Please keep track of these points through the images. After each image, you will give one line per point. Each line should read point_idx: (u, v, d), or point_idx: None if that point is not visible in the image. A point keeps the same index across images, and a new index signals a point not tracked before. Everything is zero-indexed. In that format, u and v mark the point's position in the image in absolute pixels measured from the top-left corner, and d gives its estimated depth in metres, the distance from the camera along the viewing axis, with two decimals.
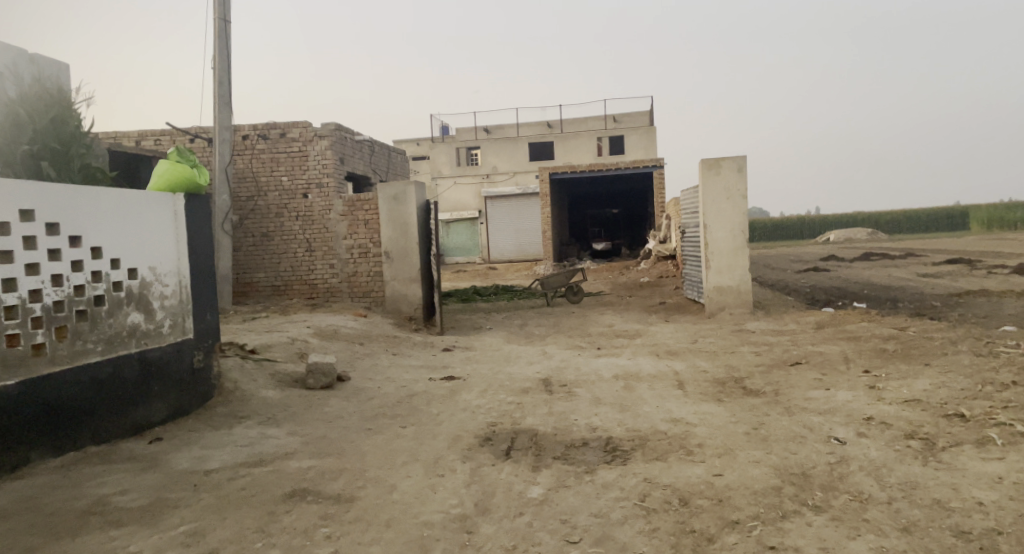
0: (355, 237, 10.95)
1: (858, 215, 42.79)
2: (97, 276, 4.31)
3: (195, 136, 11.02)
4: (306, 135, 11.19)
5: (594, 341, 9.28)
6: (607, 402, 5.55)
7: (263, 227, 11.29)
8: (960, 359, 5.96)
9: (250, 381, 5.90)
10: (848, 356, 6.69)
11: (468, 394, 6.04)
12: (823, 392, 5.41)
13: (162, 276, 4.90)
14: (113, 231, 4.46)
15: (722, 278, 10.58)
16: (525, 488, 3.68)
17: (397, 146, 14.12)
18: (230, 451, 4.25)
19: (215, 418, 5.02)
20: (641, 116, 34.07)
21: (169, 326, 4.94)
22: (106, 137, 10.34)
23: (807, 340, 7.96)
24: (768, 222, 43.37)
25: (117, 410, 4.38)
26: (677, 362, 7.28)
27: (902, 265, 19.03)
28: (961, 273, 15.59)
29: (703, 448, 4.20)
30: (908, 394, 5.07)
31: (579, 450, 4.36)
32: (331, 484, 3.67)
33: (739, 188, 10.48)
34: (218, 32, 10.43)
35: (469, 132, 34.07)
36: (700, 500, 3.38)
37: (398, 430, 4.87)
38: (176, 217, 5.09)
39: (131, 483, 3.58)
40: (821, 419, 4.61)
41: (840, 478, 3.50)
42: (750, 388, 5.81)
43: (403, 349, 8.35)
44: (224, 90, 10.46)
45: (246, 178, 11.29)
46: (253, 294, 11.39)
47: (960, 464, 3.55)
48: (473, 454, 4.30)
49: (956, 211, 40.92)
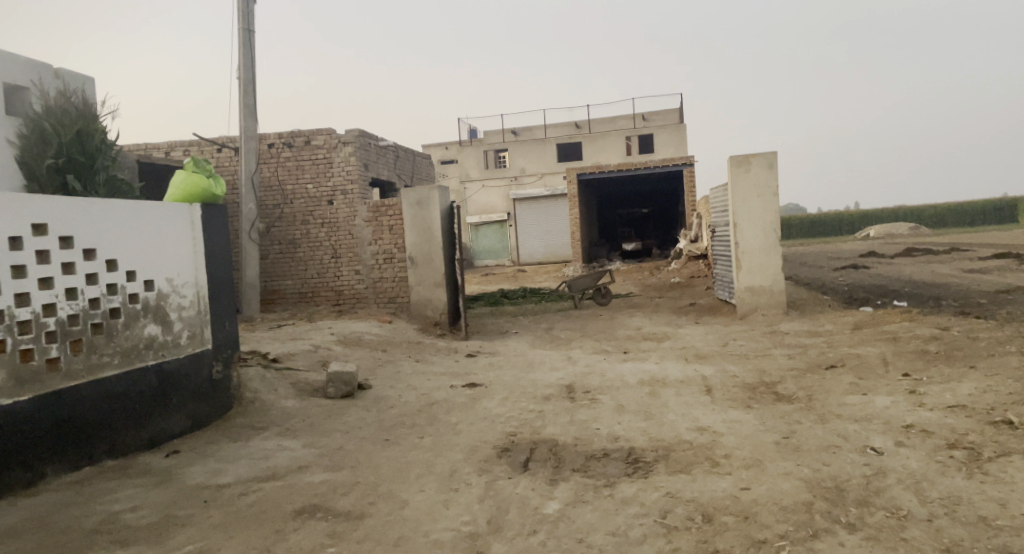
0: (380, 243, 10.93)
1: (899, 210, 41.56)
2: (112, 288, 4.28)
3: (221, 146, 11.14)
4: (330, 142, 11.25)
5: (622, 344, 9.10)
6: (631, 410, 5.37)
7: (290, 234, 11.34)
8: (1008, 361, 5.63)
9: (270, 391, 5.88)
10: (886, 358, 6.39)
11: (489, 402, 5.92)
12: (860, 397, 5.15)
13: (179, 287, 4.88)
14: (128, 243, 4.44)
15: (754, 278, 10.28)
16: (541, 503, 3.54)
17: (422, 151, 14.09)
18: (244, 464, 4.19)
19: (232, 430, 4.99)
20: (671, 113, 33.61)
21: (186, 337, 4.91)
22: (135, 149, 10.50)
23: (843, 342, 7.65)
24: (804, 218, 42.41)
25: (134, 423, 4.36)
26: (706, 366, 7.07)
27: (946, 261, 18.35)
28: (1009, 268, 14.95)
29: (730, 459, 4.01)
30: (951, 399, 4.79)
31: (600, 462, 4.20)
32: (342, 499, 3.58)
33: (770, 185, 10.17)
34: (242, 41, 10.51)
35: (497, 135, 34.04)
36: (725, 517, 3.20)
37: (415, 441, 4.77)
38: (193, 228, 5.06)
39: (142, 499, 3.54)
40: (856, 428, 4.37)
41: (877, 492, 3.28)
42: (782, 394, 5.57)
43: (427, 355, 8.28)
44: (248, 100, 10.55)
45: (272, 186, 11.35)
46: (280, 301, 11.45)
47: (1008, 476, 3.30)
48: (490, 467, 4.17)
49: (1003, 203, 39.42)
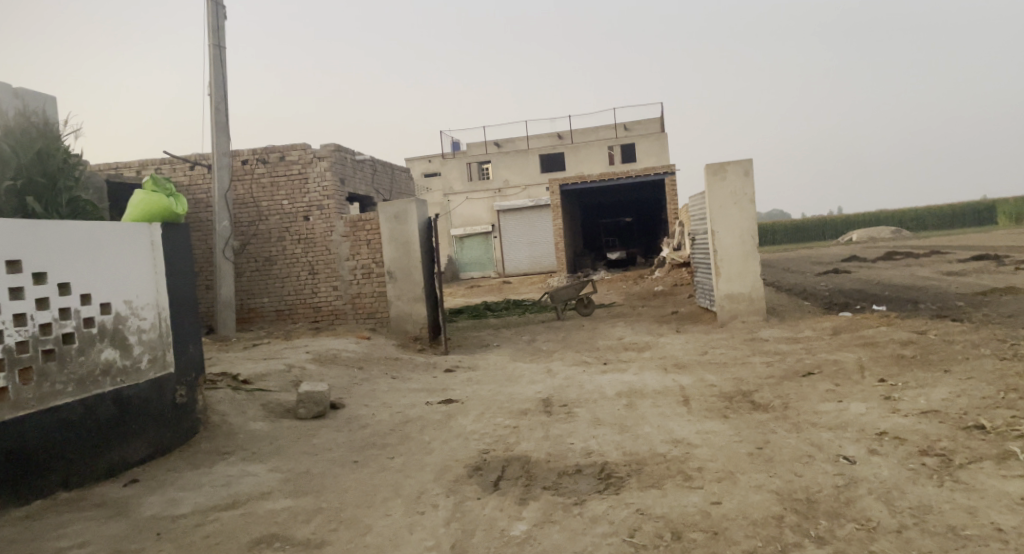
0: (358, 258, 10.82)
1: (880, 213, 41.98)
2: (65, 312, 4.15)
3: (194, 164, 11.04)
4: (305, 157, 11.15)
5: (602, 355, 9.03)
6: (606, 423, 5.30)
7: (266, 251, 11.20)
8: (982, 364, 5.63)
9: (239, 413, 5.74)
10: (863, 364, 6.37)
11: (464, 419, 5.81)
12: (835, 404, 5.11)
13: (139, 309, 4.75)
14: (83, 265, 4.31)
15: (733, 286, 10.26)
16: (508, 524, 3.45)
17: (400, 164, 14.04)
18: (205, 492, 4.07)
19: (197, 455, 4.86)
20: (652, 122, 33.84)
21: (147, 361, 4.78)
22: (106, 168, 10.36)
23: (821, 348, 7.63)
24: (788, 224, 42.72)
25: (91, 452, 4.22)
26: (684, 375, 7.03)
27: (926, 263, 18.50)
28: (987, 270, 15.09)
29: (702, 472, 3.93)
30: (925, 404, 4.75)
31: (571, 478, 4.11)
32: (302, 527, 3.47)
33: (746, 192, 10.18)
34: (213, 57, 10.42)
35: (480, 147, 34.11)
36: (694, 533, 3.13)
37: (385, 461, 4.66)
38: (153, 249, 4.95)
39: (92, 534, 3.41)
40: (830, 436, 4.32)
41: (847, 503, 3.22)
42: (759, 402, 5.52)
43: (405, 371, 8.16)
44: (220, 117, 10.46)
45: (246, 203, 11.23)
46: (257, 319, 11.29)
47: (978, 483, 3.24)
48: (459, 487, 4.07)
49: (983, 205, 39.96)
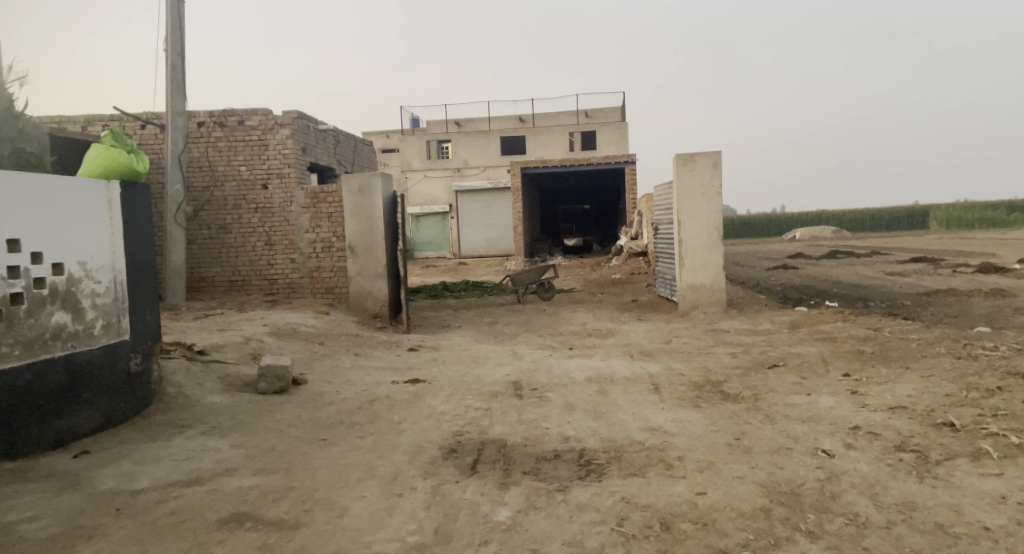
0: (318, 230, 10.45)
1: (823, 214, 43.34)
2: (14, 271, 3.84)
3: (146, 122, 10.48)
4: (266, 122, 10.71)
5: (566, 340, 8.97)
6: (580, 408, 5.23)
7: (220, 219, 10.74)
8: (941, 362, 5.80)
9: (196, 385, 5.46)
10: (826, 358, 6.49)
11: (433, 399, 5.66)
12: (805, 397, 5.19)
13: (93, 272, 4.43)
14: (35, 220, 3.99)
15: (695, 276, 10.36)
16: (491, 510, 3.34)
17: (364, 138, 13.66)
18: (164, 467, 3.84)
19: (152, 428, 4.59)
20: (614, 111, 33.90)
21: (101, 327, 4.47)
22: (48, 120, 9.70)
23: (782, 341, 7.76)
24: (735, 219, 43.77)
25: (37, 421, 3.92)
26: (652, 363, 7.04)
27: (868, 263, 19.16)
28: (927, 272, 15.71)
29: (683, 461, 3.91)
30: (892, 400, 4.86)
31: (551, 464, 4.04)
32: (275, 507, 3.30)
33: (714, 185, 10.26)
34: (171, 10, 9.84)
35: (440, 125, 33.57)
36: (684, 524, 3.09)
37: (355, 440, 4.48)
38: (111, 208, 4.61)
39: (44, 507, 3.16)
40: (805, 429, 4.36)
41: (833, 498, 3.27)
42: (729, 393, 5.56)
43: (367, 348, 7.94)
44: (176, 74, 9.92)
45: (201, 167, 10.72)
46: (208, 289, 10.83)
47: (958, 481, 3.34)
48: (436, 469, 3.94)
49: (917, 210, 41.77)
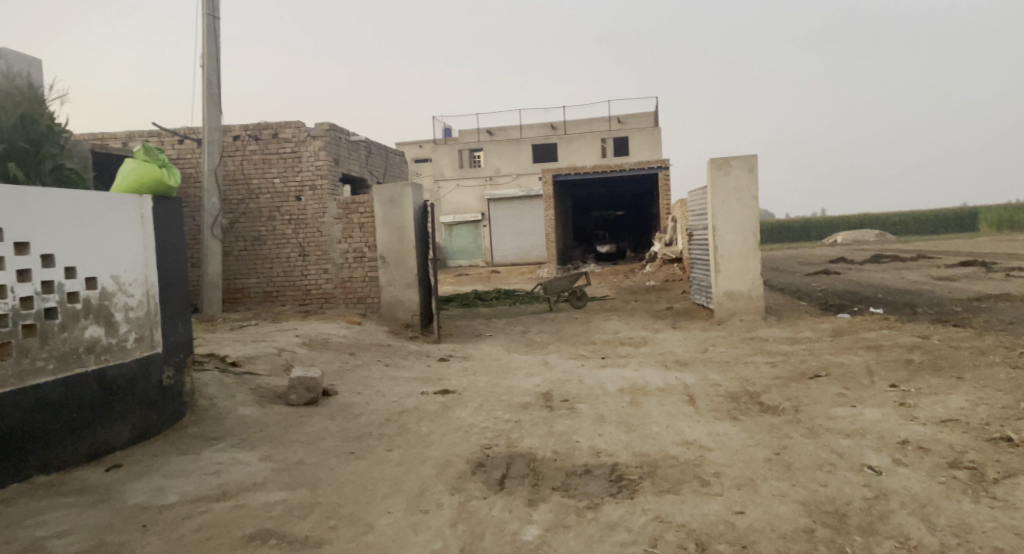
0: (350, 241, 10.51)
1: (865, 216, 42.17)
2: (48, 286, 3.88)
3: (183, 137, 10.70)
4: (299, 135, 10.84)
5: (599, 349, 8.82)
6: (612, 421, 5.10)
7: (255, 230, 10.87)
8: (996, 372, 5.50)
9: (227, 397, 5.48)
10: (871, 368, 6.23)
11: (463, 411, 5.59)
12: (849, 409, 4.97)
13: (126, 286, 4.48)
14: (68, 235, 4.04)
15: (732, 283, 10.11)
16: (520, 528, 3.24)
17: (396, 148, 13.75)
18: (193, 481, 3.84)
19: (184, 441, 4.60)
20: (647, 116, 33.57)
21: (134, 340, 4.51)
22: (90, 137, 9.96)
23: (824, 350, 7.49)
24: (773, 224, 42.90)
25: (71, 434, 3.96)
26: (687, 373, 6.85)
27: (914, 267, 18.51)
28: (977, 276, 15.09)
29: (720, 478, 3.75)
30: (943, 413, 4.61)
31: (581, 479, 3.91)
32: (300, 523, 3.25)
33: (750, 189, 10.03)
34: (207, 28, 10.04)
35: (472, 134, 33.68)
36: (721, 546, 2.94)
37: (383, 454, 4.43)
38: (143, 222, 4.66)
39: (73, 523, 3.17)
40: (849, 443, 4.16)
41: (881, 518, 3.08)
42: (768, 405, 5.36)
43: (397, 359, 7.91)
44: (212, 89, 10.11)
45: (237, 180, 10.90)
46: (244, 300, 10.96)
47: (1018, 501, 3.13)
48: (463, 484, 3.86)
49: (966, 212, 40.34)
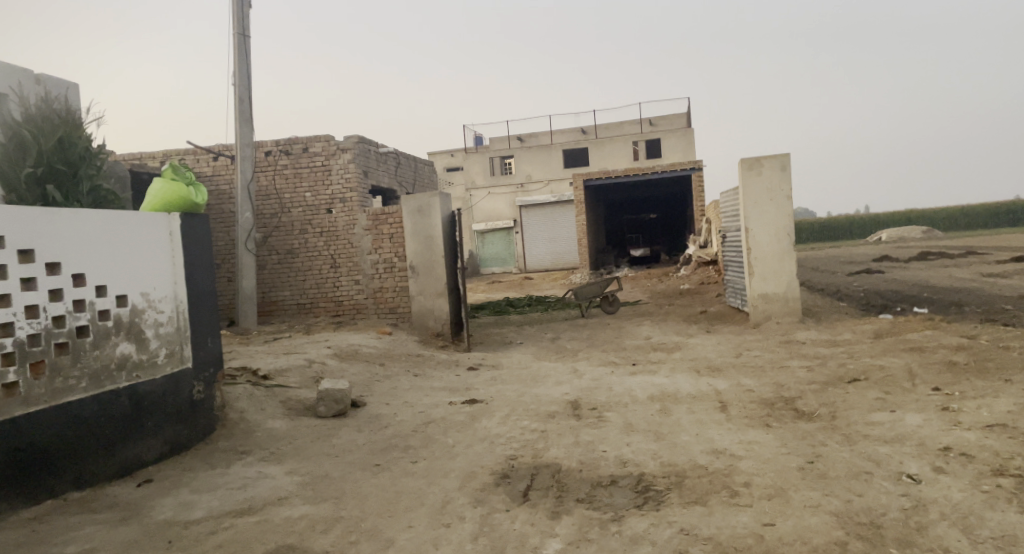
0: (380, 252, 10.60)
1: (911, 212, 40.87)
2: (80, 305, 3.98)
3: (217, 154, 10.95)
4: (328, 148, 10.99)
5: (630, 355, 8.70)
6: (640, 430, 5.00)
7: (288, 244, 11.04)
8: None
9: (258, 410, 5.55)
10: (913, 371, 5.99)
11: (489, 421, 5.55)
12: (888, 414, 4.78)
13: (156, 302, 4.57)
14: (98, 254, 4.13)
15: (767, 286, 9.88)
16: (541, 542, 3.18)
17: (425, 158, 13.85)
18: (220, 496, 3.88)
19: (214, 455, 4.67)
20: (679, 117, 33.19)
21: (164, 356, 4.60)
22: (128, 158, 10.25)
23: (863, 352, 7.24)
24: (814, 223, 41.97)
25: (103, 451, 4.04)
26: (720, 378, 6.70)
27: (962, 264, 17.85)
28: None
29: (750, 488, 3.63)
30: (989, 417, 4.39)
31: (606, 491, 3.84)
32: (321, 538, 3.25)
33: (783, 189, 9.80)
34: (237, 47, 10.26)
35: (503, 142, 33.75)
36: None
37: (407, 466, 4.42)
38: (172, 240, 4.75)
39: (101, 539, 3.22)
40: (887, 451, 3.99)
41: (919, 531, 2.94)
42: (803, 411, 5.19)
43: (427, 369, 7.92)
44: (244, 107, 10.32)
45: (269, 195, 11.09)
46: (279, 313, 11.14)
47: None
48: (487, 496, 3.81)
49: (1018, 205, 38.78)
